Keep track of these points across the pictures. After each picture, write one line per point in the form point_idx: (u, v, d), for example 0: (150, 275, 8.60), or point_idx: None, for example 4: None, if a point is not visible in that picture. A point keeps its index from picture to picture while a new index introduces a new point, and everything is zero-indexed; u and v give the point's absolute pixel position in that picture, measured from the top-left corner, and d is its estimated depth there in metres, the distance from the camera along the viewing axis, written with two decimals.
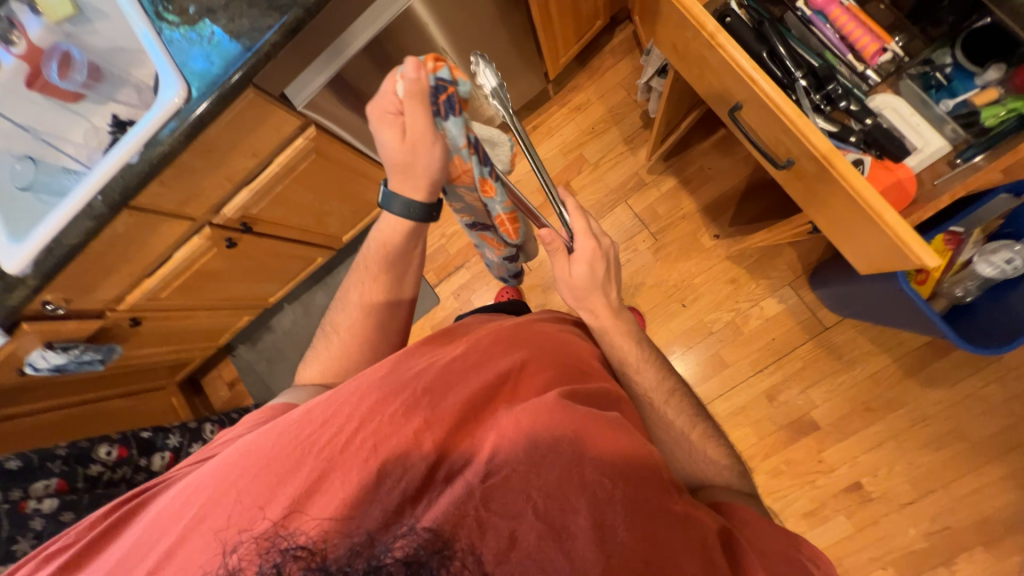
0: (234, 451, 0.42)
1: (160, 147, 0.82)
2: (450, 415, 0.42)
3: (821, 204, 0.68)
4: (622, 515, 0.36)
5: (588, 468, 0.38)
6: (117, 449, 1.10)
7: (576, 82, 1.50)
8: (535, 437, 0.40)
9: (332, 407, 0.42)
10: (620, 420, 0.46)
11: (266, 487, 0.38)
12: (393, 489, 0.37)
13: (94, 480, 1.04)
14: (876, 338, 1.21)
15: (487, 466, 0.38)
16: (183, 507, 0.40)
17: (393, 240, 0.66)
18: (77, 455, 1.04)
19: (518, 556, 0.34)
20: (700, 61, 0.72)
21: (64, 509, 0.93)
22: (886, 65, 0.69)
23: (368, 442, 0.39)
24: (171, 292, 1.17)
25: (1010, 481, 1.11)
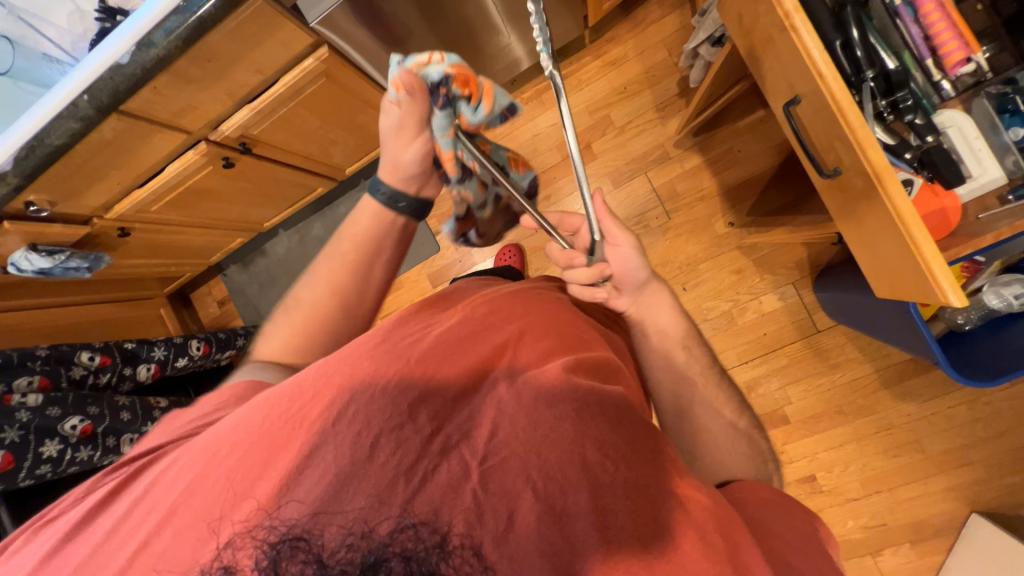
0: (226, 425, 0.43)
1: (154, 51, 0.75)
2: (449, 391, 0.42)
3: (857, 220, 0.65)
4: (622, 500, 0.36)
5: (591, 449, 0.38)
6: (100, 356, 1.10)
7: (615, 32, 1.37)
8: (536, 415, 0.39)
9: (323, 379, 0.43)
10: (622, 397, 0.44)
11: (259, 463, 0.39)
12: (387, 462, 0.36)
13: (77, 382, 1.06)
14: (863, 347, 1.22)
15: (486, 447, 0.37)
16: (178, 479, 0.40)
17: (366, 223, 0.67)
18: (59, 357, 1.03)
19: (518, 539, 0.33)
20: (765, 42, 0.66)
21: (51, 405, 0.93)
22: (966, 77, 0.67)
23: (360, 416, 0.39)
24: (162, 207, 1.12)
25: (954, 493, 1.17)
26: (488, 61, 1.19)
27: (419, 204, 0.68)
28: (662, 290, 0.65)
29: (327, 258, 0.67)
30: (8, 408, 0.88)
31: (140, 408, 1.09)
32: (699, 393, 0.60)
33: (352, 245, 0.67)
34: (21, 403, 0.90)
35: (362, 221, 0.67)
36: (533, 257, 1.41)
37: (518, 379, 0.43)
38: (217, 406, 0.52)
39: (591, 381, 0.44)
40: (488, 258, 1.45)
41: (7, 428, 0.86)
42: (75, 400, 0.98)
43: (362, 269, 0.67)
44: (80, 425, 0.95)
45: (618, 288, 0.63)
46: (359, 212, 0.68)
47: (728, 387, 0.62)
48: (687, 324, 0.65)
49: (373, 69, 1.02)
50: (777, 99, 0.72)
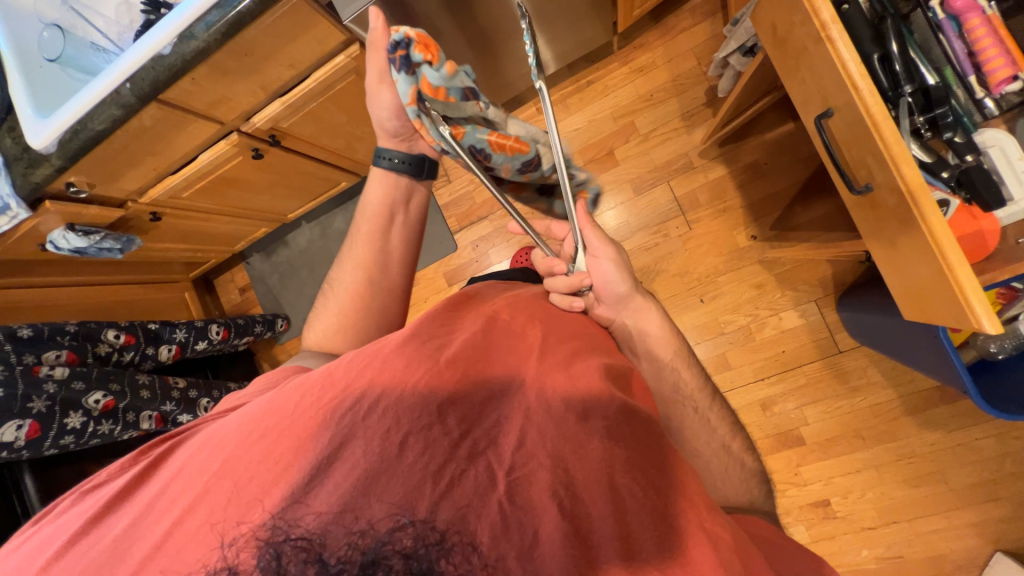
0: (257, 411, 0.43)
1: (194, 43, 0.77)
2: (476, 396, 0.42)
3: (888, 239, 0.63)
4: (647, 525, 0.37)
5: (619, 472, 0.38)
6: (124, 334, 1.14)
7: (644, 39, 1.36)
8: (565, 428, 0.40)
9: (353, 372, 0.42)
10: (652, 417, 0.46)
11: (287, 454, 0.39)
12: (415, 463, 0.36)
13: (102, 358, 1.09)
14: (887, 371, 1.18)
15: (514, 457, 0.38)
16: (208, 463, 0.41)
17: (377, 194, 0.67)
18: (87, 333, 1.07)
19: (541, 554, 0.34)
20: (799, 53, 0.65)
21: (76, 379, 0.97)
22: (1010, 95, 0.63)
23: (390, 414, 0.39)
24: (192, 194, 1.16)
25: (977, 529, 1.12)
26: (515, 64, 1.19)
27: (416, 160, 0.66)
28: (649, 308, 0.64)
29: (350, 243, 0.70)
30: (35, 379, 0.91)
31: (160, 387, 1.12)
32: (691, 416, 0.60)
33: (366, 217, 0.68)
34: (48, 374, 0.94)
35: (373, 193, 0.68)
36: None
37: (546, 388, 0.43)
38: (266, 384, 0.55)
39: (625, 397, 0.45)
40: (504, 260, 1.45)
41: (35, 399, 0.90)
42: (98, 375, 1.01)
43: (379, 238, 0.68)
44: (103, 400, 0.99)
45: (598, 298, 0.63)
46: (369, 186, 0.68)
47: (721, 410, 0.62)
48: (677, 344, 0.64)
49: None
50: (810, 112, 0.70)
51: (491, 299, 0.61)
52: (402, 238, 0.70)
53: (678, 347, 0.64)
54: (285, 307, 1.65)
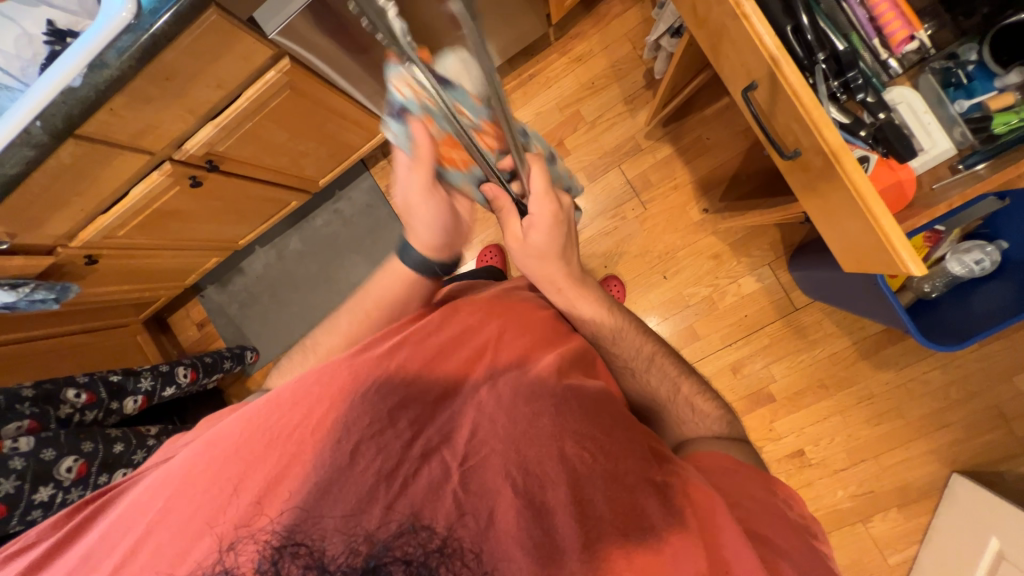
0: (198, 444, 0.42)
1: (108, 71, 0.72)
2: (430, 394, 0.43)
3: (819, 198, 0.67)
4: (601, 488, 0.37)
5: (569, 443, 0.39)
6: (86, 393, 1.06)
7: (580, 28, 1.38)
8: (516, 412, 0.41)
9: (295, 389, 0.42)
10: (602, 390, 0.47)
11: (231, 480, 0.38)
12: (367, 468, 0.37)
13: (64, 421, 1.01)
14: (840, 321, 1.26)
15: (467, 447, 0.38)
16: (146, 505, 0.39)
17: (391, 290, 0.61)
18: (46, 396, 1.00)
19: (499, 535, 0.34)
20: (720, 31, 0.68)
21: (45, 446, 0.89)
22: (911, 54, 0.69)
23: (338, 425, 0.39)
24: (129, 230, 1.09)
25: (934, 455, 1.21)
26: None
27: (454, 262, 0.61)
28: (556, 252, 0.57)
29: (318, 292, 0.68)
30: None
31: (133, 437, 1.07)
32: (632, 381, 0.59)
33: (373, 305, 0.62)
34: (14, 449, 0.86)
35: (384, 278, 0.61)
36: None
37: (506, 384, 0.44)
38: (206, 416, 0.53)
39: (582, 381, 0.47)
40: (470, 260, 1.45)
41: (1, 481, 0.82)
42: (68, 437, 0.94)
43: (384, 326, 0.63)
44: (75, 465, 0.93)
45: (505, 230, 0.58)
46: None
47: (662, 369, 0.59)
48: (585, 281, 0.61)
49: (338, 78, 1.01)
50: (736, 86, 0.74)
51: (444, 302, 0.60)
52: None
53: (582, 293, 0.60)
54: (250, 337, 1.58)
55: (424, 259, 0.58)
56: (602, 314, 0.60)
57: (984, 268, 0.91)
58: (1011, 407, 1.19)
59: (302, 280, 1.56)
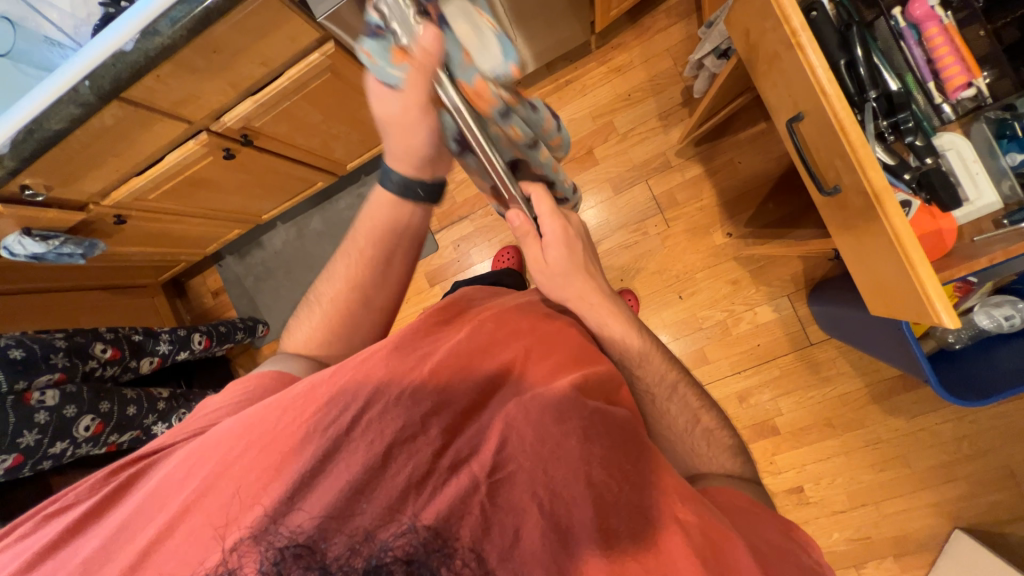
0: (238, 426, 0.44)
1: (159, 39, 0.73)
2: (460, 404, 0.43)
3: (855, 239, 0.66)
4: (624, 519, 0.38)
5: (596, 469, 0.39)
6: (111, 349, 1.08)
7: (621, 39, 1.37)
8: (545, 429, 0.40)
9: (337, 386, 0.44)
10: (628, 417, 0.46)
11: (270, 468, 0.39)
12: (399, 473, 0.37)
13: (88, 375, 1.03)
14: (855, 362, 1.23)
15: (495, 459, 0.38)
16: (189, 478, 0.41)
17: (383, 217, 0.63)
18: (76, 348, 1.01)
19: (521, 553, 0.35)
20: (770, 58, 0.67)
21: (67, 404, 0.93)
22: (966, 101, 0.68)
23: (374, 424, 0.40)
24: (160, 195, 1.11)
25: (938, 509, 1.18)
26: None
27: (436, 187, 0.60)
28: (578, 272, 0.59)
29: (341, 255, 0.68)
30: (27, 411, 0.87)
31: (146, 400, 1.10)
32: (651, 406, 0.58)
33: (366, 239, 0.65)
34: (40, 402, 0.90)
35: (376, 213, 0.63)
36: None
37: (524, 396, 0.44)
38: (243, 397, 0.55)
39: (600, 404, 0.46)
40: (486, 259, 1.45)
41: (26, 433, 0.87)
42: (89, 396, 0.97)
43: (380, 263, 0.66)
44: (92, 425, 0.97)
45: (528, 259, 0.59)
46: (373, 205, 0.63)
47: (683, 399, 0.58)
48: (616, 304, 0.62)
49: None
50: (781, 116, 0.73)
51: (473, 310, 0.60)
52: (402, 258, 0.68)
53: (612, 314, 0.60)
54: (262, 311, 1.60)
55: (403, 178, 0.58)
56: (629, 336, 0.60)
57: (1014, 325, 0.88)
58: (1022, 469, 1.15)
59: (319, 261, 1.57)
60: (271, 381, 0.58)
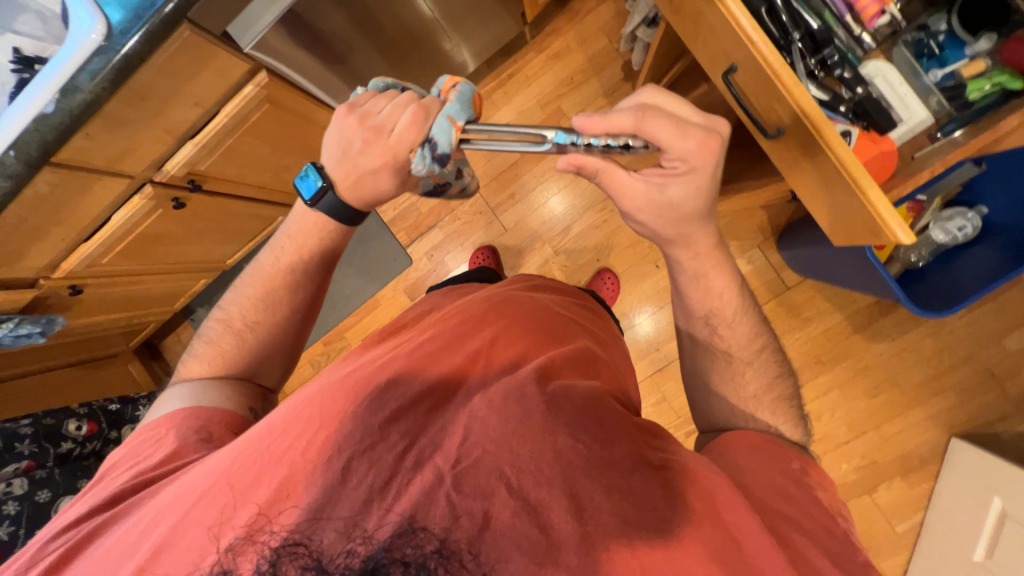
0: (196, 475, 0.43)
1: (81, 95, 0.71)
2: (424, 405, 0.43)
3: (809, 179, 0.68)
4: (597, 485, 0.37)
5: (562, 437, 0.39)
6: (86, 424, 1.08)
7: (554, 26, 1.39)
8: (507, 412, 0.40)
9: (290, 415, 0.43)
10: (595, 389, 0.45)
11: (227, 503, 0.39)
12: (360, 484, 0.37)
13: (66, 457, 1.03)
14: (831, 297, 1.28)
15: (458, 451, 0.38)
16: (148, 534, 0.41)
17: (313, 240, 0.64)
18: (47, 432, 1.01)
19: (495, 532, 0.34)
20: (696, 17, 0.69)
21: (40, 489, 0.91)
22: (883, 28, 0.71)
23: (331, 444, 0.40)
24: (114, 258, 1.07)
25: (933, 421, 1.23)
26: (434, 67, 1.21)
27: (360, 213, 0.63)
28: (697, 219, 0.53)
29: (255, 268, 0.66)
30: None
31: None
32: (720, 371, 0.57)
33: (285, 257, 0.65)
34: (7, 493, 0.88)
35: (306, 232, 0.64)
36: (507, 256, 1.43)
37: (490, 391, 0.43)
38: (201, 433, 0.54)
39: (566, 380, 0.46)
40: (462, 263, 1.45)
41: None
42: (64, 477, 0.95)
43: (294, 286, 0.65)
44: None
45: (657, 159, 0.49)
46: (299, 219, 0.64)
47: (765, 366, 0.56)
48: (722, 255, 0.57)
49: (318, 88, 1.00)
50: (715, 72, 0.74)
51: (437, 310, 0.61)
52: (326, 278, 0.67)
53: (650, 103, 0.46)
54: None
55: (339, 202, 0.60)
56: (701, 115, 0.48)
57: (967, 235, 0.94)
58: (1001, 367, 1.21)
59: None
60: (189, 419, 0.55)
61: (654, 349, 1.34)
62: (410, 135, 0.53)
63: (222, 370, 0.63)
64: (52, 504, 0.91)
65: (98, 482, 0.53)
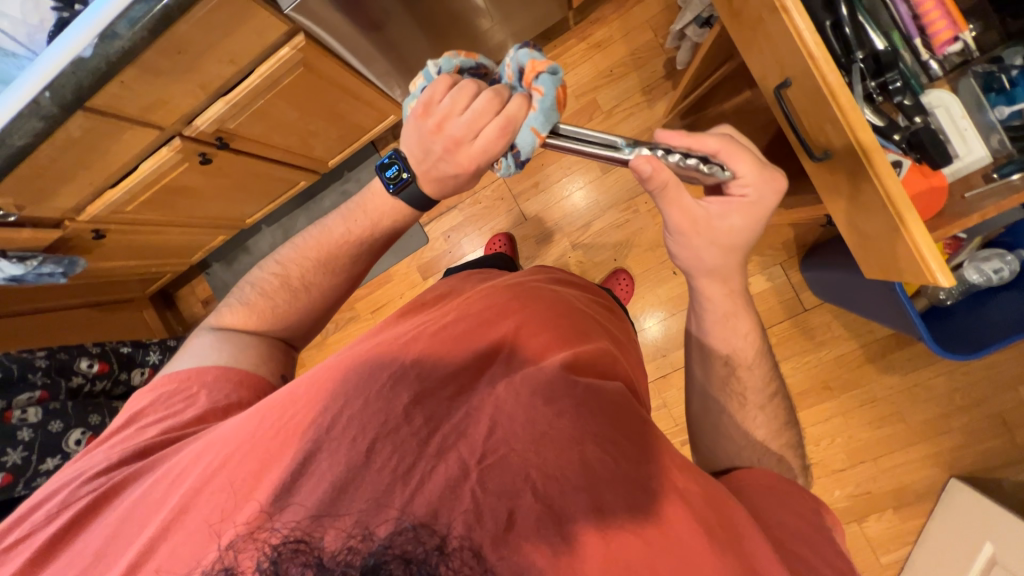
0: (219, 438, 0.44)
1: (119, 42, 0.71)
2: (448, 391, 0.43)
3: (850, 207, 0.65)
4: (621, 497, 0.36)
5: (590, 445, 0.38)
6: (97, 363, 1.10)
7: (599, 13, 1.34)
8: (534, 411, 0.40)
9: (314, 387, 0.44)
10: (621, 395, 0.45)
11: (252, 472, 0.39)
12: (382, 468, 0.37)
13: (76, 391, 1.06)
14: (849, 324, 1.25)
15: (485, 446, 0.38)
16: (171, 493, 0.42)
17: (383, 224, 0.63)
18: (59, 366, 1.04)
19: (516, 537, 0.34)
20: (756, 24, 0.66)
21: (52, 419, 0.95)
22: (953, 56, 0.69)
23: (354, 421, 0.41)
24: (137, 206, 1.08)
25: (934, 461, 1.22)
26: (472, 45, 1.18)
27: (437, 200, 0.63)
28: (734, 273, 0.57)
29: (314, 234, 0.66)
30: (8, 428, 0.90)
31: None
32: (733, 407, 0.56)
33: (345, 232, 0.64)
34: (22, 420, 0.92)
35: (366, 212, 0.63)
36: (524, 246, 1.42)
37: (517, 381, 0.43)
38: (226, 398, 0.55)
39: (588, 378, 0.45)
40: (478, 247, 1.44)
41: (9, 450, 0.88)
42: (75, 409, 0.99)
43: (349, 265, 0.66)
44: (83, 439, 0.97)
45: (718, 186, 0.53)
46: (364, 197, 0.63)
47: (776, 411, 0.56)
48: (745, 299, 0.58)
49: (353, 56, 0.98)
50: (767, 84, 0.71)
51: (462, 293, 0.61)
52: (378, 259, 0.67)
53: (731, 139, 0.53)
54: None
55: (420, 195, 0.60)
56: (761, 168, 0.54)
57: (1002, 278, 0.90)
58: (1014, 416, 1.19)
59: None
60: (214, 378, 0.57)
61: (661, 355, 1.33)
62: (495, 146, 0.51)
63: (265, 324, 0.65)
64: (63, 435, 0.96)
65: (116, 434, 0.54)
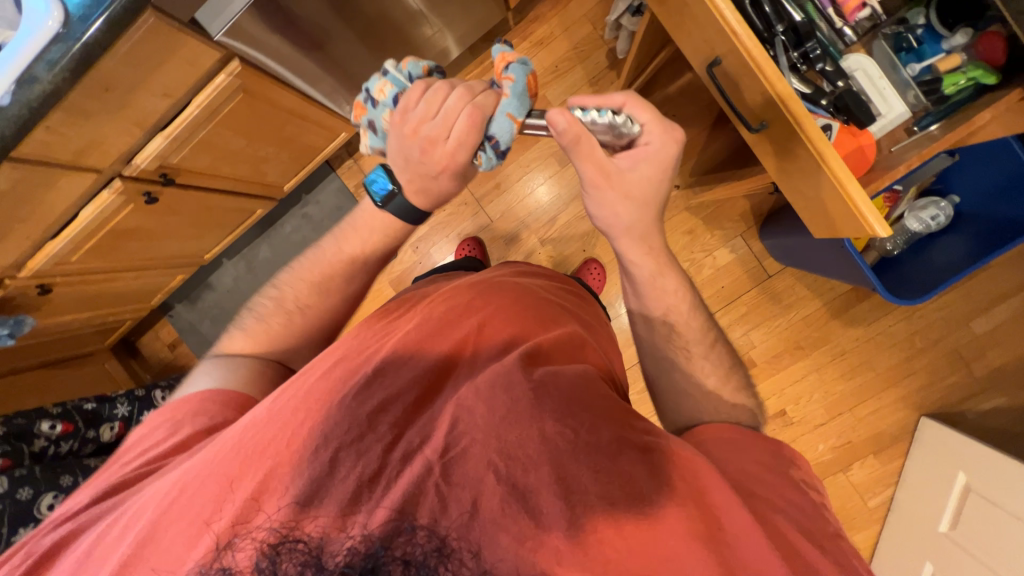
0: (183, 471, 0.42)
1: (39, 86, 0.68)
2: (409, 396, 0.43)
3: (790, 171, 0.69)
4: (588, 471, 0.37)
5: (549, 423, 0.39)
6: (60, 424, 1.05)
7: (538, 12, 1.36)
8: (494, 400, 0.40)
9: (275, 407, 0.43)
10: (582, 373, 0.45)
11: (217, 496, 0.38)
12: (348, 476, 0.37)
13: (38, 455, 1.01)
14: (811, 284, 1.31)
15: (446, 441, 0.38)
16: (133, 528, 0.40)
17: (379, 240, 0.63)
18: (17, 433, 0.99)
19: (482, 522, 0.33)
20: (682, 8, 0.68)
21: (21, 487, 0.90)
22: (864, 21, 0.73)
23: (318, 435, 0.40)
24: (84, 255, 1.03)
25: (905, 402, 1.29)
26: (415, 53, 1.18)
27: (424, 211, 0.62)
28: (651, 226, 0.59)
29: (319, 255, 0.65)
30: None
31: None
32: (683, 361, 0.58)
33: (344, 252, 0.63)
34: None
35: (370, 227, 0.62)
36: (494, 248, 1.42)
37: (477, 379, 0.43)
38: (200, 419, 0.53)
39: (547, 367, 0.45)
40: (448, 255, 1.44)
41: None
42: (43, 473, 0.93)
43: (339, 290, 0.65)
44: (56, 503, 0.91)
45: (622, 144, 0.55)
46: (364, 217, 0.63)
47: (719, 358, 0.59)
48: (668, 260, 0.61)
49: (294, 76, 0.96)
50: (700, 64, 0.74)
51: (424, 297, 0.61)
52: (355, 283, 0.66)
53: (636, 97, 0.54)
54: None
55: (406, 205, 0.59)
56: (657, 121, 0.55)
57: (939, 223, 0.97)
58: (969, 350, 1.27)
59: None
60: (204, 403, 0.55)
61: None
62: (469, 139, 0.51)
63: (264, 351, 0.63)
64: (33, 502, 0.90)
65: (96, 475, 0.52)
